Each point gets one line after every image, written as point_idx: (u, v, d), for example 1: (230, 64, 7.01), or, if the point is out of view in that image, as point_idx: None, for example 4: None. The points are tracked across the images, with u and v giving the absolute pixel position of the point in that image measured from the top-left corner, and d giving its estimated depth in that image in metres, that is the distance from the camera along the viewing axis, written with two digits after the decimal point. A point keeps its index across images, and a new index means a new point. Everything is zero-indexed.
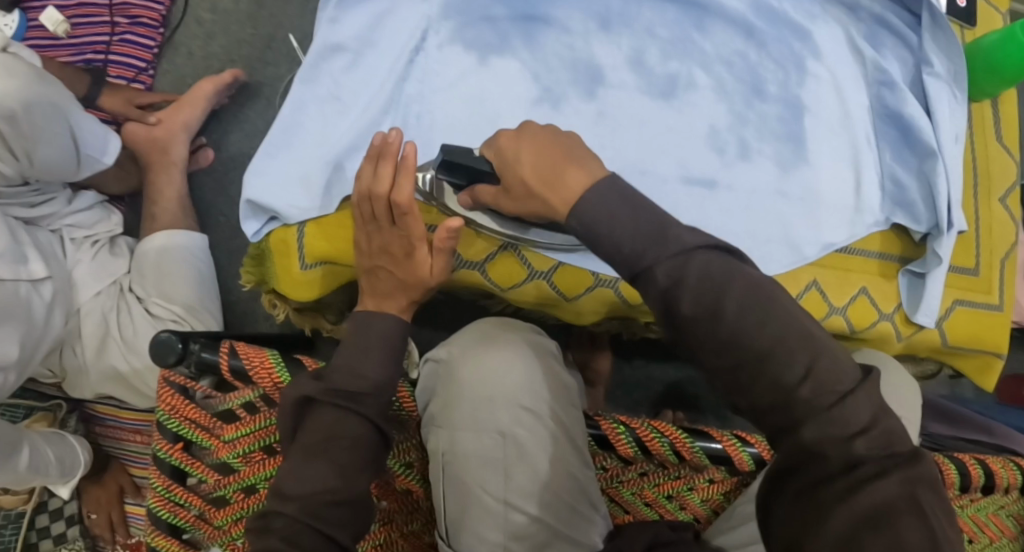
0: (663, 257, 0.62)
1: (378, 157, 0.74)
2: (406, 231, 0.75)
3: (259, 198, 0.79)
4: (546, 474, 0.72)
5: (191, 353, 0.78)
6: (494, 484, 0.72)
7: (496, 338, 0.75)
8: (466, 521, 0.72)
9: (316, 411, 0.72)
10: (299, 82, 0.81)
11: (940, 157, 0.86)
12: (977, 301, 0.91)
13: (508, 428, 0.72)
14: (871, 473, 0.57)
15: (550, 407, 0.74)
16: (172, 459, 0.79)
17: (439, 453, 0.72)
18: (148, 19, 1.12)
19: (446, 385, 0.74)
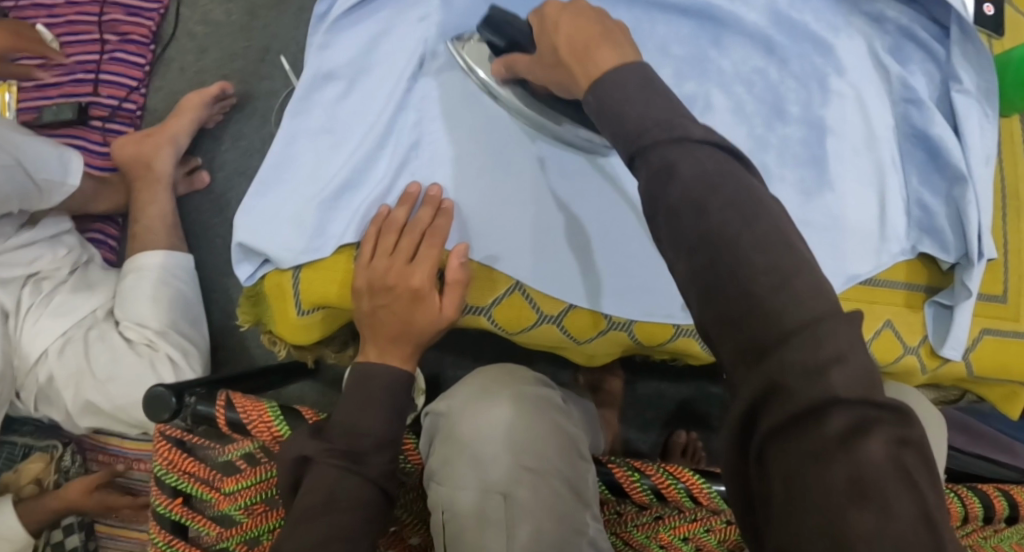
0: (659, 157, 0.56)
1: (413, 201, 0.75)
2: (416, 270, 0.74)
3: (250, 242, 0.75)
4: (551, 533, 0.69)
5: (186, 407, 0.75)
6: (496, 545, 0.69)
7: (497, 391, 0.73)
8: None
9: (314, 470, 0.69)
10: (291, 114, 0.78)
11: (970, 182, 0.82)
12: (1005, 329, 0.87)
13: (510, 487, 0.69)
14: (852, 428, 0.48)
15: (553, 461, 0.71)
16: (173, 513, 0.76)
17: (440, 510, 0.71)
18: (139, 35, 1.08)
19: (446, 440, 0.72)
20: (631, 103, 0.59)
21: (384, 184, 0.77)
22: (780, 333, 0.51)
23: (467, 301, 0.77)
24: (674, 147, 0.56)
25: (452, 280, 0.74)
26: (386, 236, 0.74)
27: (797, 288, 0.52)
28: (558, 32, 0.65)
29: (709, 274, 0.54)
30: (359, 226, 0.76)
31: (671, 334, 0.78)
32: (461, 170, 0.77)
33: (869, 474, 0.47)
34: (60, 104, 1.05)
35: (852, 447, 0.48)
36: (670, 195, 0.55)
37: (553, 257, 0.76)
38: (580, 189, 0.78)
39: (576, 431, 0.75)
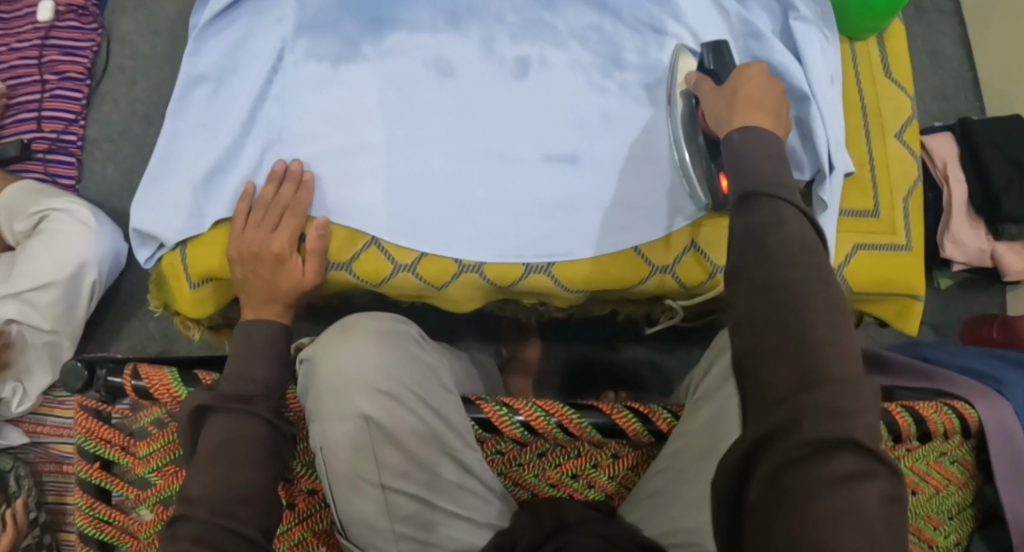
0: (766, 208, 0.64)
1: (278, 179, 0.83)
2: (277, 238, 0.81)
3: (142, 226, 0.84)
4: (420, 453, 0.74)
5: (98, 379, 0.81)
6: (370, 469, 0.73)
7: (354, 329, 0.76)
8: (348, 508, 0.75)
9: (212, 417, 0.73)
10: (171, 114, 0.87)
11: (813, 101, 0.84)
12: (882, 242, 0.88)
13: (374, 414, 0.73)
14: (854, 469, 0.55)
15: (411, 389, 0.75)
16: (92, 478, 0.83)
17: (317, 448, 0.74)
18: (75, 73, 1.16)
19: (312, 382, 0.74)
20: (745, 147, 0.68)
21: (250, 167, 0.84)
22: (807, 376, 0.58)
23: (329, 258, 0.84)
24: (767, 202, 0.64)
25: (312, 250, 0.82)
26: (256, 212, 0.82)
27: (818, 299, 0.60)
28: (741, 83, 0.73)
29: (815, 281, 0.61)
30: (229, 203, 0.84)
31: (520, 272, 0.82)
32: (323, 145, 0.84)
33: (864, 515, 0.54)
34: (5, 144, 1.12)
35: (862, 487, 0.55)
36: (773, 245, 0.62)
37: (410, 207, 0.82)
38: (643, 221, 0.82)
39: (433, 358, 0.79)
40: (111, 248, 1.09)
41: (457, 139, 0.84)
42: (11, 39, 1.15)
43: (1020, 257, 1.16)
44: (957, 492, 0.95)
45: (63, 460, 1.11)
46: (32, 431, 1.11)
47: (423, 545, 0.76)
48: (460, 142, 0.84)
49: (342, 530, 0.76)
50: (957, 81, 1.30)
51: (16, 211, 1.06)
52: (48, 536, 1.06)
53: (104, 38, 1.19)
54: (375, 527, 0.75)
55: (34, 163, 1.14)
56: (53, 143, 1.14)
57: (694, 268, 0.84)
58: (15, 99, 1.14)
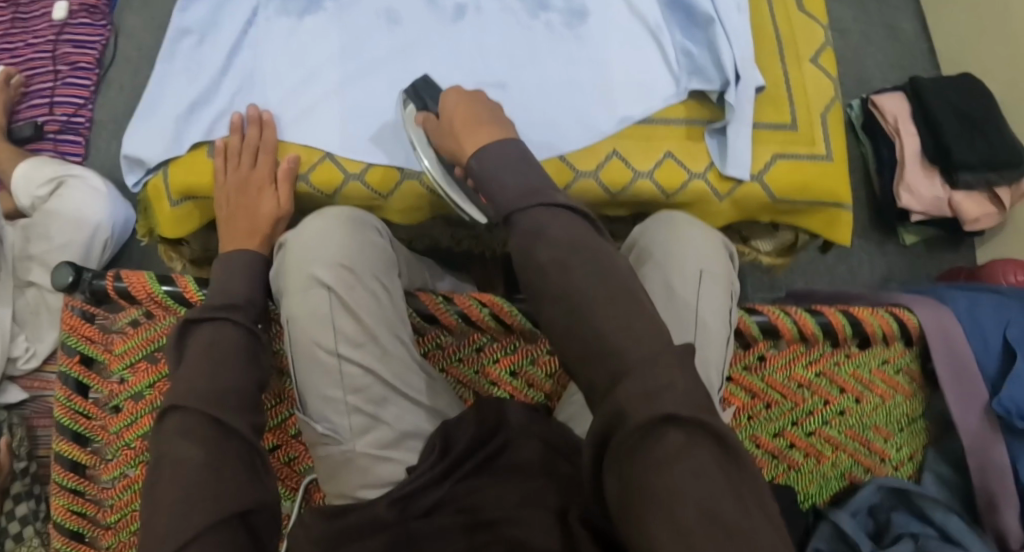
0: (530, 220, 0.67)
1: (243, 124, 0.92)
2: (257, 173, 0.90)
3: (130, 152, 0.95)
4: (370, 327, 0.80)
5: (85, 281, 0.89)
6: (327, 335, 0.79)
7: (324, 213, 0.83)
8: (306, 378, 0.79)
9: (201, 324, 0.79)
10: (162, 60, 0.98)
11: (718, 24, 0.92)
12: (801, 152, 0.93)
13: (333, 284, 0.79)
14: (682, 442, 0.58)
15: (367, 268, 0.82)
16: (72, 371, 0.89)
17: (284, 318, 0.80)
18: (85, 63, 1.28)
19: (284, 259, 0.82)
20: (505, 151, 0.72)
21: (224, 103, 0.96)
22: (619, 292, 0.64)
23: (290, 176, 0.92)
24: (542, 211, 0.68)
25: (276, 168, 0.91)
26: (229, 149, 0.91)
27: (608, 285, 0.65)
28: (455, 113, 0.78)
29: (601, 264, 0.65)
30: (207, 130, 0.94)
31: None
32: (288, 83, 0.95)
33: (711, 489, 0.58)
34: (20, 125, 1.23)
35: (694, 461, 0.58)
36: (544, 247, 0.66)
37: (361, 128, 0.92)
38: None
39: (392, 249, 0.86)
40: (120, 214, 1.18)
41: (401, 73, 0.94)
42: (30, 38, 1.29)
43: (978, 205, 1.18)
44: (904, 404, 0.96)
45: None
46: (28, 387, 1.12)
47: (371, 420, 0.78)
48: (403, 78, 0.94)
49: (301, 407, 0.80)
50: (913, 53, 1.36)
51: (32, 178, 1.15)
52: (39, 488, 1.08)
53: (112, 33, 1.31)
54: (330, 398, 0.78)
55: (46, 143, 1.24)
56: (64, 124, 1.25)
57: (619, 172, 0.90)
58: (32, 85, 1.27)
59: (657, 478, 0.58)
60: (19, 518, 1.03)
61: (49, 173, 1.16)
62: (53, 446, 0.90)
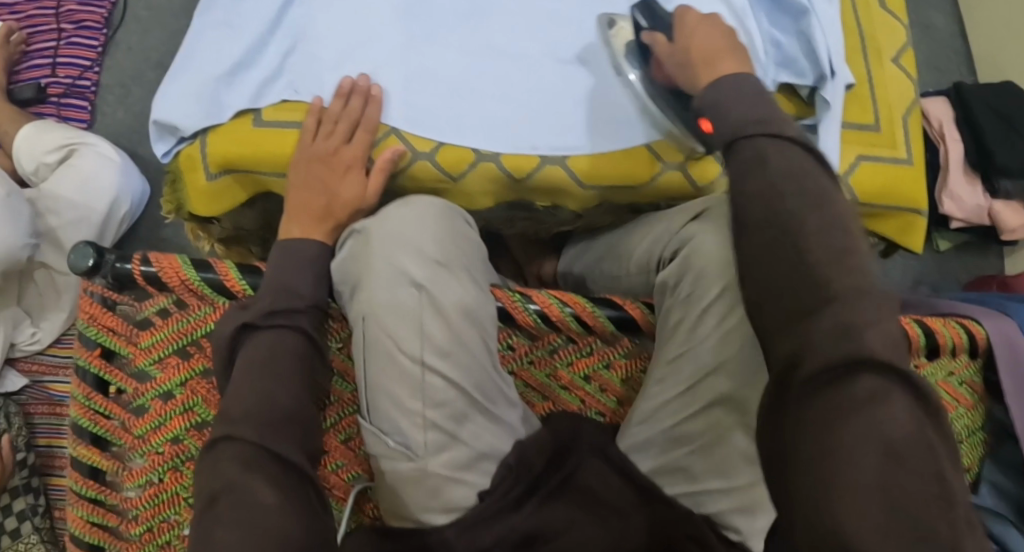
0: (756, 147, 0.63)
1: (345, 95, 0.81)
2: (349, 149, 0.81)
3: (161, 116, 0.84)
4: (462, 333, 0.73)
5: (107, 263, 0.81)
6: (411, 341, 0.72)
7: (415, 202, 0.77)
8: (381, 383, 0.73)
9: (251, 336, 0.74)
10: (198, 15, 0.88)
11: (813, 15, 0.88)
12: (883, 155, 0.90)
13: (424, 281, 0.73)
14: (876, 389, 0.53)
15: (460, 267, 0.75)
16: (92, 366, 0.82)
17: (361, 316, 0.74)
18: (92, 22, 1.18)
19: (366, 248, 0.76)
20: (733, 85, 0.68)
21: (273, 64, 0.84)
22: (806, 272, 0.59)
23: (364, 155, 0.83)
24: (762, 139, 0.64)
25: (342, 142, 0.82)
26: (319, 121, 0.81)
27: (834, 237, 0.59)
28: (692, 37, 0.74)
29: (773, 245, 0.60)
30: (251, 96, 0.83)
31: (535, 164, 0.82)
32: (346, 45, 0.84)
33: (900, 444, 0.52)
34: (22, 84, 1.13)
35: (886, 409, 0.53)
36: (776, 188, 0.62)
37: (430, 101, 0.83)
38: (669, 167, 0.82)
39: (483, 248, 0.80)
40: (133, 182, 1.09)
41: (476, 42, 0.84)
42: None
43: (1017, 215, 1.18)
44: (967, 415, 0.94)
45: (59, 403, 1.15)
46: (28, 371, 1.15)
47: (449, 438, 0.72)
48: (481, 47, 0.84)
49: (369, 413, 0.74)
50: (948, 54, 1.32)
51: (38, 143, 1.07)
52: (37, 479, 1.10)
53: None
54: (405, 409, 0.72)
55: (49, 107, 1.15)
56: (69, 87, 1.16)
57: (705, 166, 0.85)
58: (32, 47, 1.16)
59: (842, 412, 0.53)
60: (17, 514, 1.06)
61: (57, 139, 1.07)
62: (70, 450, 0.83)
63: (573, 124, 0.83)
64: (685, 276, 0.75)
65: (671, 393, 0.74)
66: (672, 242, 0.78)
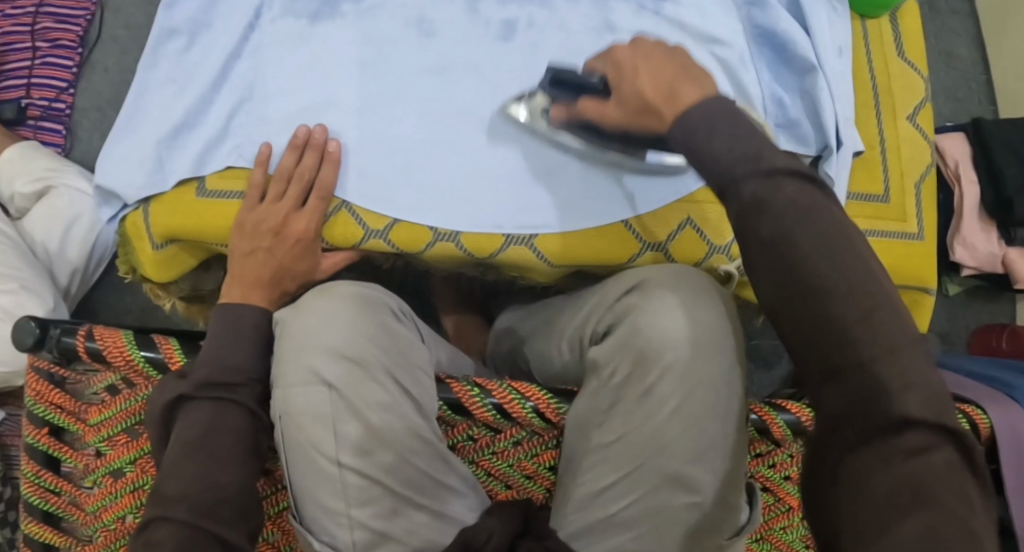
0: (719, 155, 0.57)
1: (300, 148, 0.76)
2: (299, 218, 0.76)
3: (105, 182, 0.81)
4: (383, 432, 0.66)
5: (51, 338, 0.79)
6: (329, 442, 0.66)
7: (331, 288, 0.70)
8: (305, 486, 0.67)
9: (190, 406, 0.71)
10: (142, 69, 0.84)
11: (820, 72, 0.78)
12: (890, 230, 0.82)
13: (336, 380, 0.66)
14: (913, 439, 0.51)
15: (379, 357, 0.68)
16: (41, 444, 0.81)
17: (277, 414, 0.67)
18: (68, 41, 1.09)
19: (280, 342, 0.69)
20: (711, 118, 0.59)
21: (217, 124, 0.80)
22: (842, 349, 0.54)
23: (324, 241, 0.78)
24: (766, 181, 0.56)
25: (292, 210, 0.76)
26: (273, 184, 0.76)
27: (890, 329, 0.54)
28: (639, 79, 0.63)
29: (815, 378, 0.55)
30: (194, 163, 0.79)
31: (498, 244, 0.76)
32: (297, 103, 0.79)
33: (931, 487, 0.50)
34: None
35: (915, 454, 0.51)
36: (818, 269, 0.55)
37: (381, 172, 0.77)
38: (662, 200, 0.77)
39: (410, 329, 0.73)
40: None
41: (428, 103, 0.79)
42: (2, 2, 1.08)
43: None
44: None
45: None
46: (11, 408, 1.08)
47: (378, 537, 0.66)
48: (431, 105, 0.78)
49: (298, 512, 0.68)
50: (969, 83, 1.20)
51: (21, 172, 1.02)
52: (14, 513, 1.02)
53: (98, 6, 1.10)
54: (329, 510, 0.66)
55: (25, 130, 1.07)
56: (45, 111, 1.07)
57: (694, 246, 0.78)
58: (5, 66, 1.06)
59: (871, 457, 0.52)
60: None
61: (40, 170, 1.02)
62: (21, 527, 0.82)
63: (544, 199, 0.76)
64: (613, 346, 0.70)
65: (604, 479, 0.68)
66: (608, 316, 0.73)
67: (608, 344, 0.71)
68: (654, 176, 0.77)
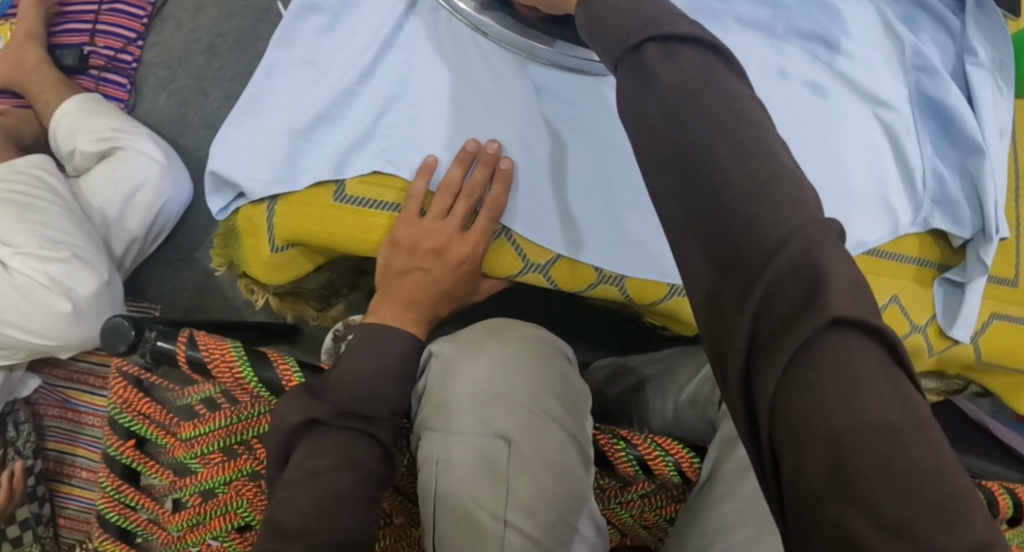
0: None
1: (468, 161, 0.70)
2: (463, 243, 0.71)
3: (222, 169, 0.73)
4: (550, 492, 0.63)
5: (146, 342, 0.72)
6: (495, 497, 0.62)
7: (506, 333, 0.68)
8: (454, 540, 0.63)
9: (322, 434, 0.64)
10: (275, 44, 0.76)
11: (986, 154, 0.78)
12: (1013, 314, 0.82)
13: (514, 432, 0.63)
14: (844, 355, 0.44)
15: (554, 413, 0.65)
16: (124, 457, 0.74)
17: (431, 459, 0.64)
18: None
19: (444, 382, 0.66)
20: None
21: (367, 122, 0.73)
22: (761, 252, 0.47)
23: (481, 271, 0.73)
24: (657, 47, 0.52)
25: (452, 232, 0.71)
26: (439, 198, 0.71)
27: (785, 219, 0.47)
28: None
29: (731, 293, 0.47)
30: (336, 163, 0.72)
31: (662, 292, 0.72)
32: (453, 111, 0.73)
33: (887, 416, 0.43)
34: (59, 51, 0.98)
35: (844, 359, 0.44)
36: (717, 150, 0.50)
37: (545, 204, 0.72)
38: (574, 109, 0.75)
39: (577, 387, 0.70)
40: (182, 189, 0.96)
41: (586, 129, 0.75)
42: None
43: None
44: None
45: (74, 409, 0.99)
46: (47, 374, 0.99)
47: None
48: (588, 130, 0.74)
49: None
50: None
51: (82, 129, 0.92)
52: (42, 487, 0.95)
53: None
54: None
55: (86, 79, 1.00)
56: (109, 61, 1.01)
57: (898, 321, 0.78)
58: (67, 7, 1.00)
59: (802, 393, 0.44)
60: (19, 522, 0.91)
61: (104, 129, 0.92)
62: (94, 543, 0.75)
63: None
64: None
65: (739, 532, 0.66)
66: None
67: None
68: (562, 71, 0.76)
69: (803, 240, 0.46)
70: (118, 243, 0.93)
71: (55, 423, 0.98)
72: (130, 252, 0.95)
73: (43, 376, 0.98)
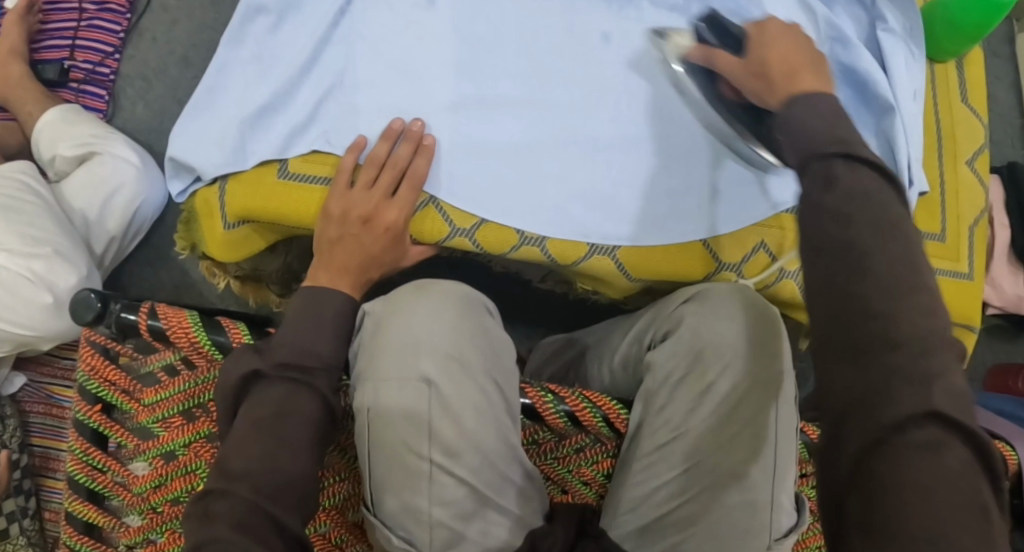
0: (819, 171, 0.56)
1: (395, 137, 0.76)
2: (389, 209, 0.76)
3: (178, 155, 0.79)
4: (476, 434, 0.67)
5: (111, 313, 0.77)
6: (422, 439, 0.67)
7: (428, 289, 0.72)
8: (388, 480, 0.68)
9: (264, 386, 0.69)
10: (225, 44, 0.82)
11: (897, 113, 0.81)
12: (945, 268, 0.85)
13: (437, 377, 0.68)
14: (931, 438, 0.50)
15: (473, 358, 0.69)
16: (91, 421, 0.79)
17: (363, 407, 0.68)
18: (116, 5, 1.10)
19: (375, 337, 0.71)
20: (816, 107, 0.59)
21: (305, 110, 0.78)
22: (890, 342, 0.52)
23: (410, 236, 0.78)
24: (843, 162, 0.56)
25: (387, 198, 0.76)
26: (365, 170, 0.76)
27: (918, 327, 0.52)
28: (770, 48, 0.64)
29: (852, 376, 0.52)
30: (280, 145, 0.78)
31: (582, 253, 0.78)
32: (388, 97, 0.78)
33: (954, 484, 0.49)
34: (43, 66, 1.08)
35: (916, 452, 0.50)
36: (874, 261, 0.53)
37: (473, 174, 0.77)
38: (739, 195, 0.78)
39: (501, 336, 0.74)
40: (157, 192, 1.03)
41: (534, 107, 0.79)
42: None
43: None
44: None
45: (58, 405, 1.05)
46: (35, 373, 1.05)
47: (456, 537, 0.67)
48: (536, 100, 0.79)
49: (370, 505, 0.69)
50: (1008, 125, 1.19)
51: (63, 137, 0.99)
52: (29, 481, 1.00)
53: None
54: (409, 504, 0.67)
55: (67, 92, 1.09)
56: (88, 74, 1.09)
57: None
58: (49, 25, 1.09)
59: (899, 466, 0.50)
60: (7, 514, 0.95)
61: (83, 136, 0.99)
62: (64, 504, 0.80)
63: (660, 226, 0.78)
64: (670, 352, 0.74)
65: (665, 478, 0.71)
66: (664, 324, 0.76)
67: (664, 349, 0.75)
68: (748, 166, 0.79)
69: (911, 351, 0.51)
70: (97, 242, 0.99)
71: (41, 418, 1.04)
72: (111, 250, 1.01)
73: (30, 374, 1.05)
